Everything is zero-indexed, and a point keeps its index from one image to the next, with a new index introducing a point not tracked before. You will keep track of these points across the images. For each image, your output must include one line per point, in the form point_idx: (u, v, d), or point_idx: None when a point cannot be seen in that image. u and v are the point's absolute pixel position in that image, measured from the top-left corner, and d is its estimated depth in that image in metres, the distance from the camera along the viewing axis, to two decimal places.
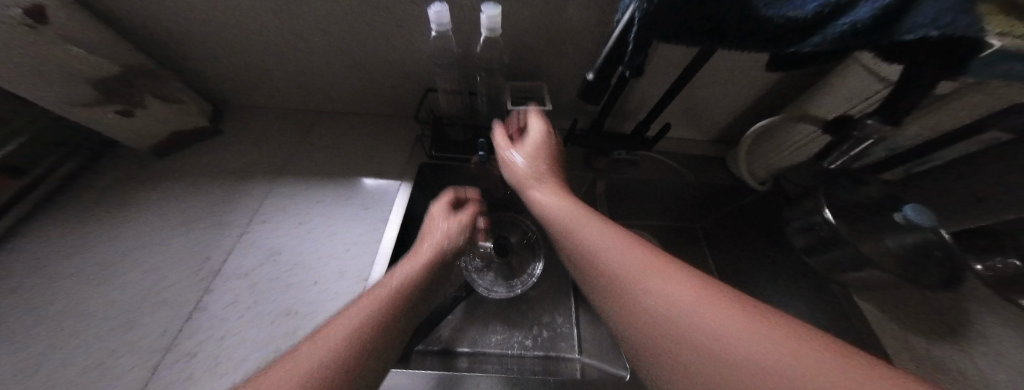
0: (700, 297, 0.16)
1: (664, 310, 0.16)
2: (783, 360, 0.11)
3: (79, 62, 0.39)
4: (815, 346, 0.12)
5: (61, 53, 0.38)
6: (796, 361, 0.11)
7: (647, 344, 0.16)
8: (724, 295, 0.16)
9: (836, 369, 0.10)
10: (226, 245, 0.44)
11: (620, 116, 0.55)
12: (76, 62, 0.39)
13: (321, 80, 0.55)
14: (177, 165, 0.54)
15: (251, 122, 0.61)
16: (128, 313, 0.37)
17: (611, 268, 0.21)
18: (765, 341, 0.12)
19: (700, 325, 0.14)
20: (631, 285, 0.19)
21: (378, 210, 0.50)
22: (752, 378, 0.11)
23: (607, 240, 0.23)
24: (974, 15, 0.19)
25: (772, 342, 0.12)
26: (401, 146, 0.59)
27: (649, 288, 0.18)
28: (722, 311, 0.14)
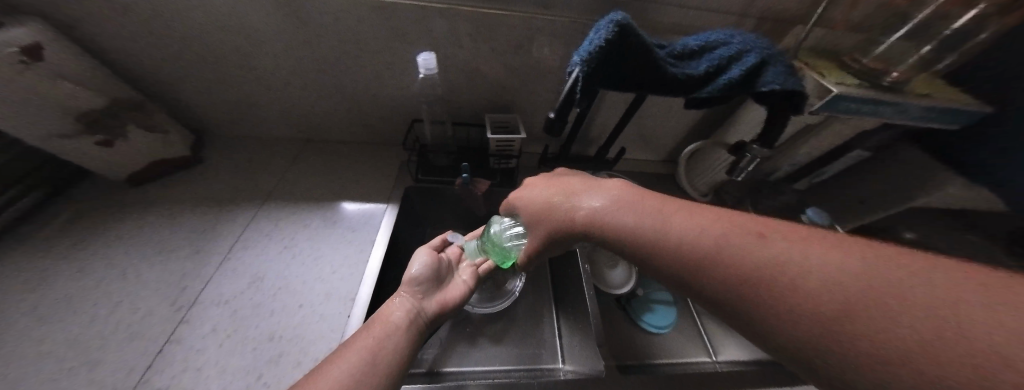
0: (842, 262, 0.15)
1: (811, 282, 0.15)
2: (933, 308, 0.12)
3: (73, 98, 0.41)
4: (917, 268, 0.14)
5: (54, 88, 0.38)
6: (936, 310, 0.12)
7: (786, 298, 0.16)
8: (843, 248, 0.16)
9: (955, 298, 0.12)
10: (205, 275, 0.44)
11: (585, 142, 0.64)
12: (70, 98, 0.40)
13: (311, 112, 0.59)
14: (157, 194, 0.53)
15: (238, 150, 0.63)
16: (89, 350, 0.35)
17: (700, 247, 0.20)
18: (893, 286, 0.13)
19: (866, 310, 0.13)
20: (738, 256, 0.18)
21: (365, 231, 0.52)
22: (928, 352, 0.11)
23: (696, 226, 0.21)
24: (792, 79, 0.29)
25: (900, 278, 0.13)
26: (388, 170, 0.63)
27: (783, 268, 0.16)
28: (861, 270, 0.14)
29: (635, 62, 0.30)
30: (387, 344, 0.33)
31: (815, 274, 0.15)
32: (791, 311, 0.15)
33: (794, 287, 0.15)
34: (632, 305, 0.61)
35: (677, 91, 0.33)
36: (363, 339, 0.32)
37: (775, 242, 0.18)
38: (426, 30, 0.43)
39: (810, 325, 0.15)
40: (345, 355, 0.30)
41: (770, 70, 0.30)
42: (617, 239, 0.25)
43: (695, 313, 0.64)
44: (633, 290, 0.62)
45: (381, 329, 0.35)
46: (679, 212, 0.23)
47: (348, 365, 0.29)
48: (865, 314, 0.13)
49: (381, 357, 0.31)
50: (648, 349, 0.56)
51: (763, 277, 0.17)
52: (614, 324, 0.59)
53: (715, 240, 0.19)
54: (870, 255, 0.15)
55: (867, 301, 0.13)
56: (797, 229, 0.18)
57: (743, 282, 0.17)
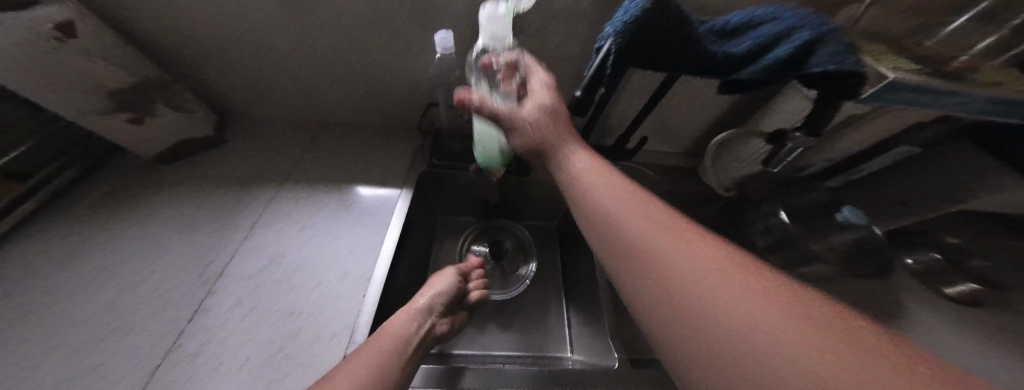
0: (761, 304, 0.14)
1: (716, 304, 0.15)
2: (803, 361, 0.11)
3: (104, 75, 0.42)
4: (827, 329, 0.12)
5: (87, 64, 0.40)
6: (811, 349, 0.11)
7: (688, 311, 0.16)
8: (765, 297, 0.14)
9: (845, 355, 0.10)
10: (230, 250, 0.46)
11: (603, 131, 0.62)
12: (102, 75, 0.42)
13: (328, 94, 0.59)
14: (184, 171, 0.55)
15: (257, 131, 0.64)
16: (128, 315, 0.38)
17: (651, 253, 0.20)
18: (776, 329, 0.13)
19: (748, 334, 0.13)
20: (676, 269, 0.18)
21: (380, 215, 0.53)
22: (803, 379, 0.10)
23: (649, 232, 0.21)
24: (851, 58, 0.26)
25: (781, 326, 0.13)
26: (402, 155, 0.63)
27: (700, 285, 0.16)
28: (768, 312, 0.13)
29: (670, 39, 0.28)
30: (398, 350, 0.33)
31: (727, 299, 0.15)
32: (699, 324, 0.15)
33: (702, 302, 0.16)
34: None
35: (714, 72, 0.31)
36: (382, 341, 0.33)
37: (742, 275, 0.16)
38: (444, 7, 0.41)
39: (708, 344, 0.14)
40: (365, 352, 0.31)
41: (824, 48, 0.26)
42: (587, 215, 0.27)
43: None
44: None
45: (396, 334, 0.35)
46: (645, 218, 0.23)
47: (367, 361, 0.29)
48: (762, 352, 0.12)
49: (393, 362, 0.31)
50: None
51: (683, 293, 0.17)
52: None
53: (666, 243, 0.20)
54: (804, 312, 0.13)
55: (733, 336, 0.13)
56: (753, 272, 0.16)
57: (674, 288, 0.18)
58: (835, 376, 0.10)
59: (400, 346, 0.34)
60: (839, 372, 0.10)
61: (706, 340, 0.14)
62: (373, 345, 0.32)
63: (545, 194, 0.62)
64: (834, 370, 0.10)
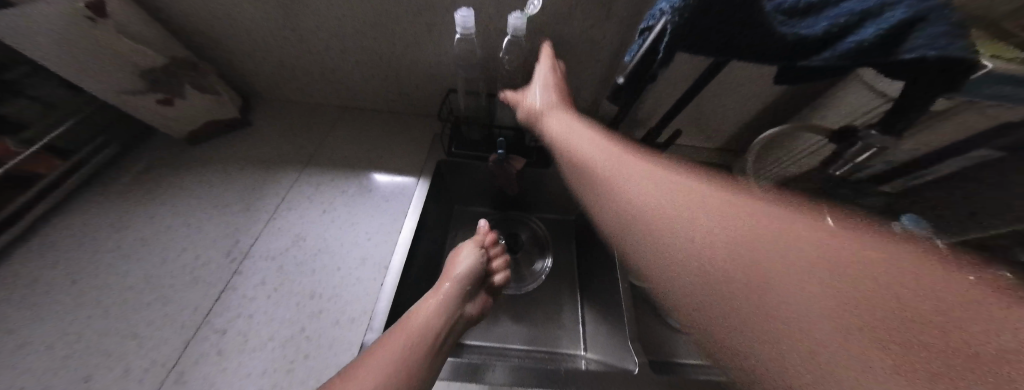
0: (803, 278, 0.18)
1: (772, 298, 0.19)
2: (881, 339, 0.13)
3: (133, 54, 0.43)
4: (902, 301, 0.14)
5: (117, 43, 0.41)
6: (910, 333, 0.13)
7: (728, 309, 0.20)
8: (819, 275, 0.17)
9: (965, 337, 0.12)
10: (255, 230, 0.47)
11: (632, 123, 0.58)
12: (131, 54, 0.42)
13: (349, 78, 0.58)
14: (213, 152, 0.57)
15: (281, 115, 0.65)
16: (163, 288, 0.40)
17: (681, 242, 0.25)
18: (841, 310, 0.15)
19: (793, 325, 0.17)
20: (724, 263, 0.22)
21: (398, 202, 0.52)
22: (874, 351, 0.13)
23: (726, 237, 0.23)
24: (964, 40, 0.22)
25: (855, 303, 0.15)
26: (421, 143, 0.61)
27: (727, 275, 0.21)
28: (818, 289, 0.17)
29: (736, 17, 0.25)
30: (422, 338, 0.33)
31: (783, 299, 0.18)
32: (754, 286, 0.20)
33: (809, 287, 0.17)
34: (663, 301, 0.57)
35: (780, 56, 0.27)
36: (402, 332, 0.33)
37: (793, 258, 0.19)
38: None
39: (763, 322, 0.18)
40: (383, 347, 0.31)
41: (926, 28, 0.22)
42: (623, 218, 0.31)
43: None
44: None
45: (419, 321, 0.35)
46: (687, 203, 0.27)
47: (385, 358, 0.29)
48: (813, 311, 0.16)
49: (415, 355, 0.31)
50: (677, 347, 0.53)
51: (763, 281, 0.20)
52: (645, 321, 0.55)
53: (710, 232, 0.24)
54: (856, 282, 0.16)
55: (788, 327, 0.17)
56: (820, 247, 0.19)
57: (732, 286, 0.21)
58: (964, 347, 0.11)
59: (425, 333, 0.34)
60: (952, 344, 0.12)
61: (805, 326, 0.16)
62: (399, 333, 0.33)
63: (566, 188, 0.59)
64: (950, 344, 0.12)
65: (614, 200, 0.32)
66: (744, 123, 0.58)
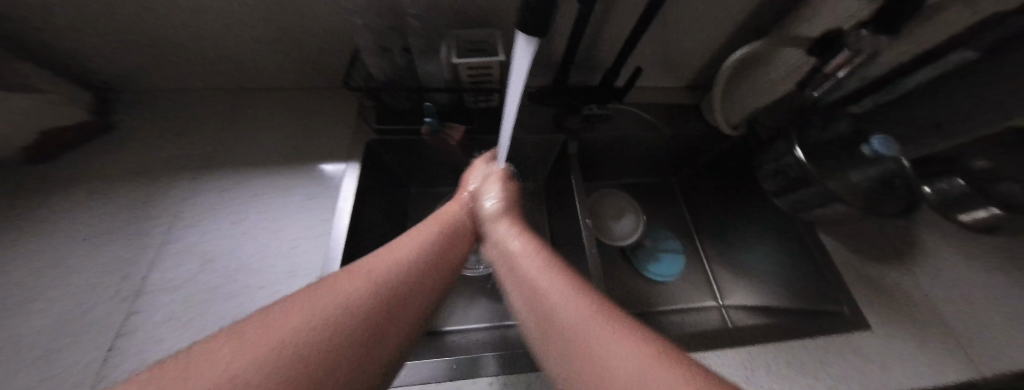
0: (633, 350, 0.15)
1: (593, 353, 0.16)
2: None
3: None
4: None
5: None
6: None
7: (573, 370, 0.16)
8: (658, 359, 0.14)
9: None
10: (146, 260, 0.38)
11: (588, 66, 0.50)
12: None
13: (226, 50, 0.45)
14: (72, 169, 0.44)
15: (156, 110, 0.51)
16: (35, 349, 0.31)
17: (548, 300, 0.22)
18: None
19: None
20: (576, 328, 0.18)
21: (326, 196, 0.44)
22: None
23: (558, 286, 0.22)
24: None
25: (654, 388, 0.12)
26: (344, 121, 0.51)
27: (587, 337, 0.17)
28: (641, 360, 0.14)
29: None
30: (417, 291, 0.23)
31: (609, 363, 0.15)
32: (548, 320, 0.20)
33: (652, 375, 0.13)
34: (637, 255, 0.56)
35: None
36: (363, 277, 0.21)
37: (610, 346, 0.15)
38: None
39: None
40: (333, 291, 0.19)
41: None
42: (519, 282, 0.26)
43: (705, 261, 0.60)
44: (639, 240, 0.56)
45: (395, 259, 0.24)
46: (574, 288, 0.22)
47: (331, 302, 0.18)
48: (623, 375, 0.13)
49: (382, 309, 0.20)
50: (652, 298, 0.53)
51: (577, 344, 0.17)
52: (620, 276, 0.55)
53: (574, 314, 0.19)
54: (660, 374, 0.13)
55: (605, 387, 0.14)
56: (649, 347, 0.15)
57: (548, 321, 0.20)
58: None
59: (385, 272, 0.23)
60: None
61: None
62: (379, 268, 0.23)
63: (526, 153, 0.53)
64: None
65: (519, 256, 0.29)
66: (709, 51, 0.51)
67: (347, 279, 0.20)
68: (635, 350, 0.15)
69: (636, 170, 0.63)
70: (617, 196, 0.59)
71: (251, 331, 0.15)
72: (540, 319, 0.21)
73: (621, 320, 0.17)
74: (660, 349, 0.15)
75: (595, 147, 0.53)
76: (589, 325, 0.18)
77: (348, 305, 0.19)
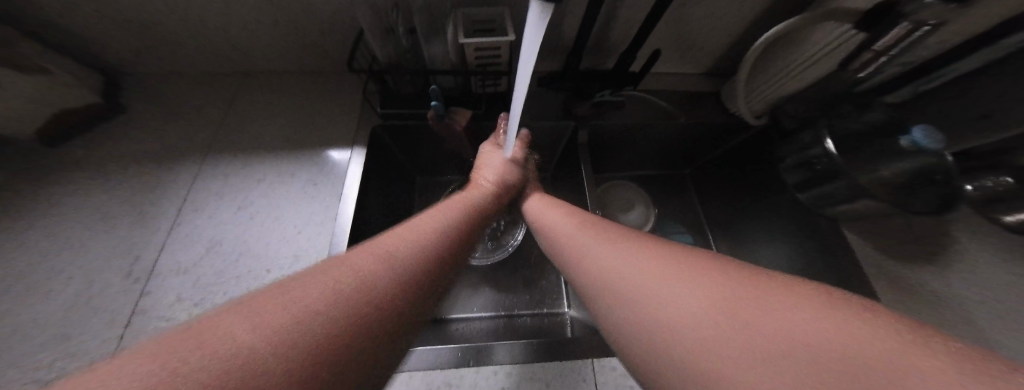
0: (709, 298, 0.15)
1: (668, 308, 0.16)
2: (790, 351, 0.11)
3: None
4: (843, 346, 0.10)
5: None
6: (786, 350, 0.11)
7: (646, 329, 0.17)
8: (747, 300, 0.14)
9: (851, 356, 0.10)
10: (157, 241, 0.39)
11: (600, 50, 0.47)
12: None
13: (226, 31, 0.44)
14: (83, 152, 0.45)
15: (163, 92, 0.51)
16: (58, 325, 0.33)
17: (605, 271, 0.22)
18: (765, 340, 0.12)
19: (731, 343, 0.13)
20: (642, 290, 0.18)
21: (329, 183, 0.44)
22: (848, 362, 0.10)
23: (618, 254, 0.22)
24: None
25: (754, 335, 0.12)
26: (348, 107, 0.50)
27: (657, 295, 0.17)
28: (727, 307, 0.14)
29: None
30: (427, 271, 0.21)
31: (690, 318, 0.15)
32: (610, 290, 0.21)
33: (740, 323, 0.13)
34: None
35: None
36: (367, 256, 0.20)
37: (685, 302, 0.16)
38: None
39: (679, 345, 0.14)
40: (335, 270, 0.18)
41: None
42: (574, 259, 0.26)
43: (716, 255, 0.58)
44: (648, 233, 0.54)
45: (387, 249, 0.21)
46: (633, 252, 0.22)
47: (331, 278, 0.17)
48: (710, 329, 0.14)
49: (389, 284, 0.18)
50: None
51: (648, 301, 0.18)
52: None
53: (639, 275, 0.19)
54: (750, 318, 0.13)
55: (691, 343, 0.14)
56: (732, 289, 0.15)
57: (611, 288, 0.21)
58: (854, 370, 0.09)
59: (376, 260, 0.20)
60: (917, 364, 0.09)
61: (704, 363, 0.13)
62: (368, 253, 0.20)
63: (534, 141, 0.51)
64: (895, 362, 0.09)
65: (568, 235, 0.29)
66: (733, 34, 0.48)
67: (352, 257, 0.19)
68: (714, 297, 0.15)
69: (647, 161, 0.60)
70: (627, 188, 0.57)
71: (197, 334, 0.13)
72: (601, 290, 0.21)
73: (693, 271, 0.18)
74: (739, 289, 0.15)
75: (605, 136, 0.50)
76: (659, 285, 0.18)
77: (321, 300, 0.15)
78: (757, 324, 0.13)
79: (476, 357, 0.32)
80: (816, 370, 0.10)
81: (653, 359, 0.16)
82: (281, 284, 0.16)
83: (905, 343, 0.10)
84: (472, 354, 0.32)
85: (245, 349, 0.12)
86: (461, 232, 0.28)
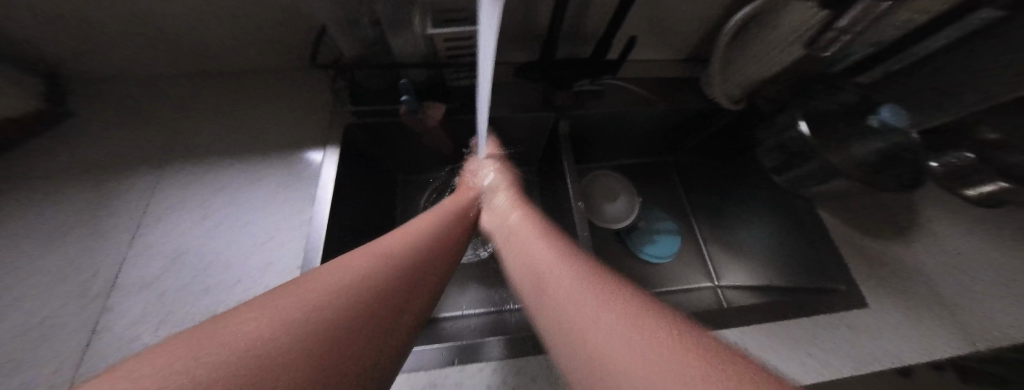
0: (632, 331, 0.13)
1: (590, 336, 0.15)
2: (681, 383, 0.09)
3: None
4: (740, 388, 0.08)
5: None
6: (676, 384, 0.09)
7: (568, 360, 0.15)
8: (668, 338, 0.12)
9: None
10: (117, 254, 0.37)
11: (577, 38, 0.46)
12: None
13: (177, 28, 0.41)
14: (26, 164, 0.42)
15: (116, 96, 0.48)
16: (7, 349, 0.31)
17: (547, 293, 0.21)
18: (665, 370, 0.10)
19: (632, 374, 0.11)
20: (574, 317, 0.17)
21: (302, 185, 0.42)
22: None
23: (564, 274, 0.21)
24: None
25: (656, 364, 0.11)
26: (318, 105, 0.48)
27: (585, 322, 0.16)
28: (643, 340, 0.12)
29: None
30: (414, 282, 0.22)
31: (607, 347, 0.13)
32: (550, 315, 0.19)
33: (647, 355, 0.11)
34: (631, 236, 0.55)
35: None
36: (357, 265, 0.20)
37: (607, 332, 0.14)
38: None
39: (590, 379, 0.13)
40: (327, 277, 0.18)
41: None
42: (524, 280, 0.25)
43: (701, 240, 0.58)
44: (634, 222, 0.55)
45: (379, 257, 0.22)
46: (577, 275, 0.20)
47: (336, 283, 0.18)
48: (619, 361, 0.12)
49: (386, 302, 0.18)
50: (646, 280, 0.52)
51: (576, 329, 0.16)
52: (614, 259, 0.54)
53: (575, 300, 0.18)
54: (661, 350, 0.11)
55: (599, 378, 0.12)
56: (658, 328, 0.13)
57: (551, 315, 0.19)
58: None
59: (371, 266, 0.20)
60: None
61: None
62: (360, 262, 0.21)
63: (515, 134, 0.50)
64: None
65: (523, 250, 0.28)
66: (709, 18, 0.47)
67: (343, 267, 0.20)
68: (635, 331, 0.13)
69: (632, 151, 0.61)
70: (612, 177, 0.57)
71: (200, 340, 0.12)
72: (542, 315, 0.20)
73: (626, 305, 0.16)
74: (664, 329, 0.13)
75: (587, 126, 0.50)
76: (589, 312, 0.16)
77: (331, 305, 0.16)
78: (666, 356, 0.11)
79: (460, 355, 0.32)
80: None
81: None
82: (280, 292, 0.16)
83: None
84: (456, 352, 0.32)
85: (263, 346, 0.12)
86: (442, 249, 0.28)
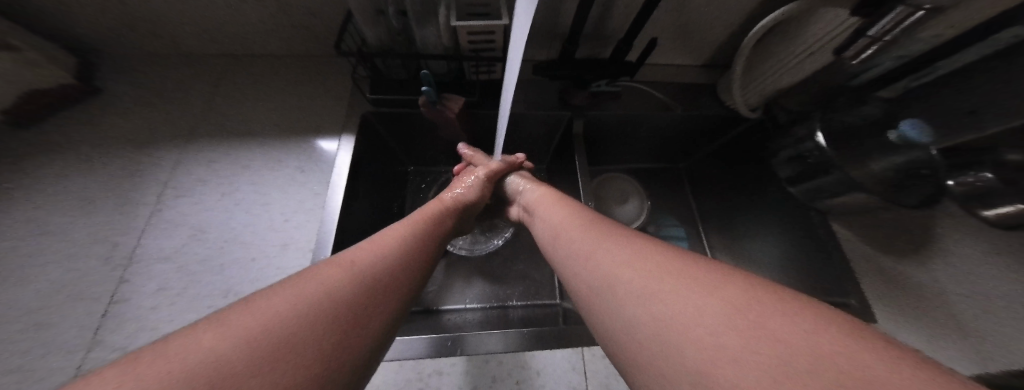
0: (695, 296, 0.15)
1: (651, 301, 0.16)
2: (762, 345, 0.11)
3: None
4: (822, 348, 0.10)
5: None
6: (758, 346, 0.11)
7: (623, 323, 0.17)
8: (731, 299, 0.14)
9: (822, 358, 0.10)
10: (137, 227, 0.38)
11: (598, 39, 0.47)
12: None
13: (207, 9, 0.42)
14: (54, 135, 0.43)
15: (142, 73, 0.49)
16: (31, 313, 0.32)
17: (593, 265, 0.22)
18: (740, 334, 0.12)
19: (708, 340, 0.12)
20: (626, 285, 0.18)
21: (318, 170, 0.42)
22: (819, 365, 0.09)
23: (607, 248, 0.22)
24: None
25: (732, 329, 0.12)
26: (338, 93, 0.48)
27: (641, 291, 0.17)
28: (709, 305, 0.14)
29: None
30: (405, 275, 0.22)
31: (671, 312, 0.15)
32: (596, 281, 0.21)
33: (716, 322, 0.13)
34: None
35: None
36: (347, 265, 0.20)
37: (669, 298, 0.15)
38: None
39: (657, 339, 0.14)
40: (311, 280, 0.18)
41: None
42: (563, 253, 0.26)
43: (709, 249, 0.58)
44: (643, 226, 0.54)
45: (378, 253, 0.22)
46: (621, 246, 0.22)
47: (318, 284, 0.18)
48: (688, 328, 0.13)
49: (367, 302, 0.18)
50: None
51: (630, 296, 0.17)
52: None
53: (625, 271, 0.19)
54: (731, 310, 0.13)
55: (670, 339, 0.14)
56: (717, 289, 0.15)
57: (599, 282, 0.20)
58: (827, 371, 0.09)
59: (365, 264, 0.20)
60: (891, 374, 0.08)
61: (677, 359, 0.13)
62: (357, 257, 0.21)
63: (530, 131, 0.50)
64: (865, 369, 0.09)
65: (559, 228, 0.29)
66: (732, 25, 0.47)
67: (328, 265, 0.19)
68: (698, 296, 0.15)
69: (643, 155, 0.61)
70: (623, 180, 0.57)
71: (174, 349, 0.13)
72: (587, 283, 0.22)
73: (679, 270, 0.17)
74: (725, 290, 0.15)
75: (601, 127, 0.50)
76: (642, 280, 0.18)
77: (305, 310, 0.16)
78: (741, 318, 0.13)
79: (468, 345, 0.32)
80: (783, 367, 0.10)
81: (631, 354, 0.16)
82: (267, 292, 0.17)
83: (883, 352, 0.09)
84: (464, 342, 0.32)
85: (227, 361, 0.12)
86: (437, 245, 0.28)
